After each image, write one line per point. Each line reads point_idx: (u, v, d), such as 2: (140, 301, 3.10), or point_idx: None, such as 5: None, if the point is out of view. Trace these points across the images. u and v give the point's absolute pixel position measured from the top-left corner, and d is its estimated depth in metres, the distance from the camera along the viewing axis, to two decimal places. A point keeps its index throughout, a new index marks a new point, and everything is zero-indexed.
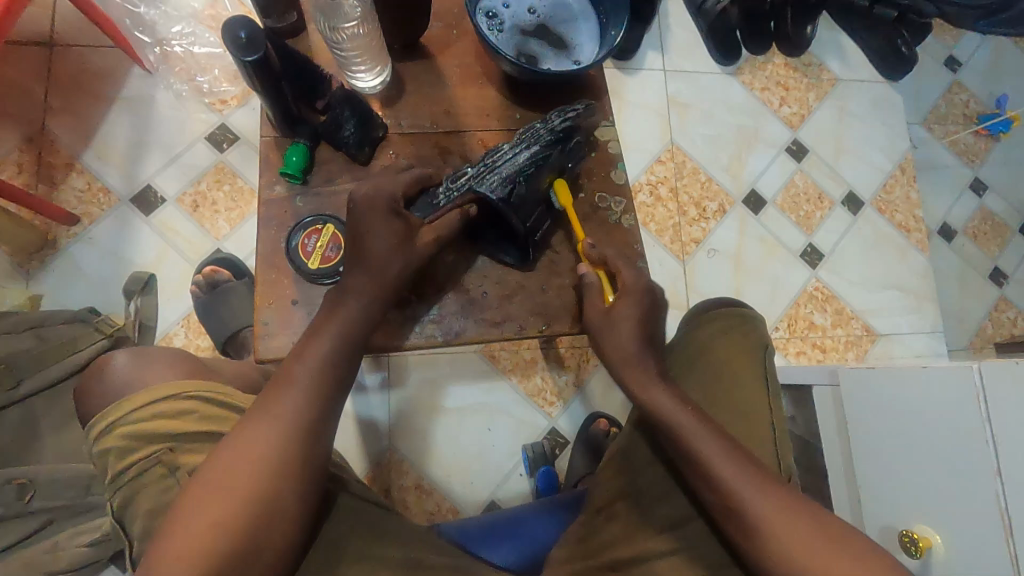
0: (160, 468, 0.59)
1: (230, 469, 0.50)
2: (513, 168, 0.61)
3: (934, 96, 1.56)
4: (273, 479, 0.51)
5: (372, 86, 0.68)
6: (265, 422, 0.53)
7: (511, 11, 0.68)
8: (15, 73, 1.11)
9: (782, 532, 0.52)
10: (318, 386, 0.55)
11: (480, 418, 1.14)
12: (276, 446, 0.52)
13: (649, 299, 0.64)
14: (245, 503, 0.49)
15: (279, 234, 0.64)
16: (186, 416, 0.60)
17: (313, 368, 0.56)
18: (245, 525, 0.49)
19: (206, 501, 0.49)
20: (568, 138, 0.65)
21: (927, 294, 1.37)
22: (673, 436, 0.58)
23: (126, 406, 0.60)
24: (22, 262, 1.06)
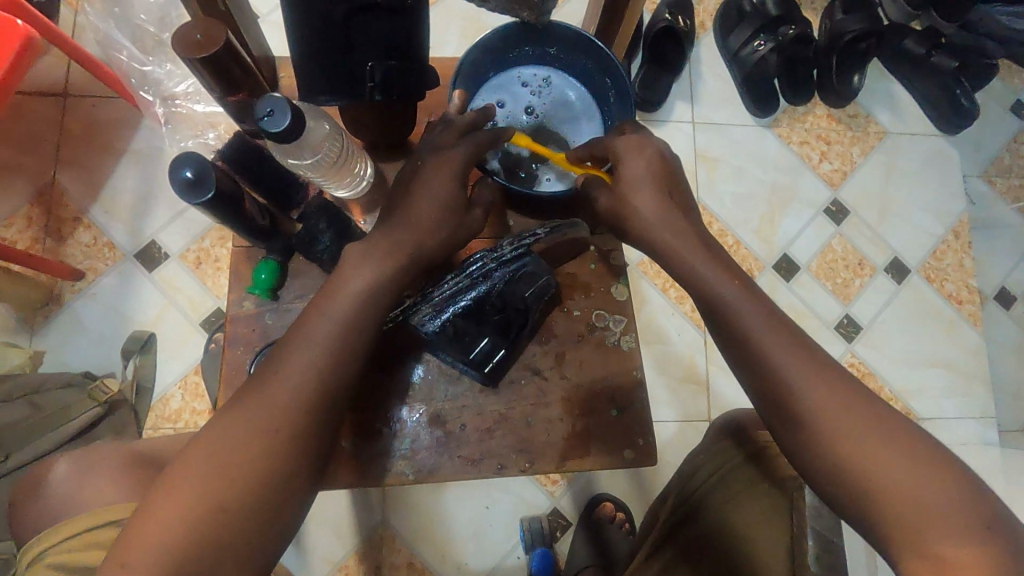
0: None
1: (214, 449, 0.47)
2: (455, 301, 0.57)
3: (996, 145, 1.42)
4: (259, 472, 0.47)
5: (345, 194, 0.62)
6: (260, 406, 0.49)
7: (506, 111, 0.66)
8: (27, 124, 1.11)
9: (869, 450, 0.49)
10: (320, 373, 0.51)
11: (476, 496, 1.09)
12: (268, 427, 0.48)
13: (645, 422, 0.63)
14: (235, 488, 0.46)
15: (244, 354, 0.60)
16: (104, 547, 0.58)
17: (322, 351, 0.51)
18: (229, 508, 0.46)
19: (179, 483, 0.46)
20: (521, 264, 0.58)
21: (977, 374, 1.25)
22: (777, 365, 0.53)
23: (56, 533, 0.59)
24: (26, 318, 1.06)
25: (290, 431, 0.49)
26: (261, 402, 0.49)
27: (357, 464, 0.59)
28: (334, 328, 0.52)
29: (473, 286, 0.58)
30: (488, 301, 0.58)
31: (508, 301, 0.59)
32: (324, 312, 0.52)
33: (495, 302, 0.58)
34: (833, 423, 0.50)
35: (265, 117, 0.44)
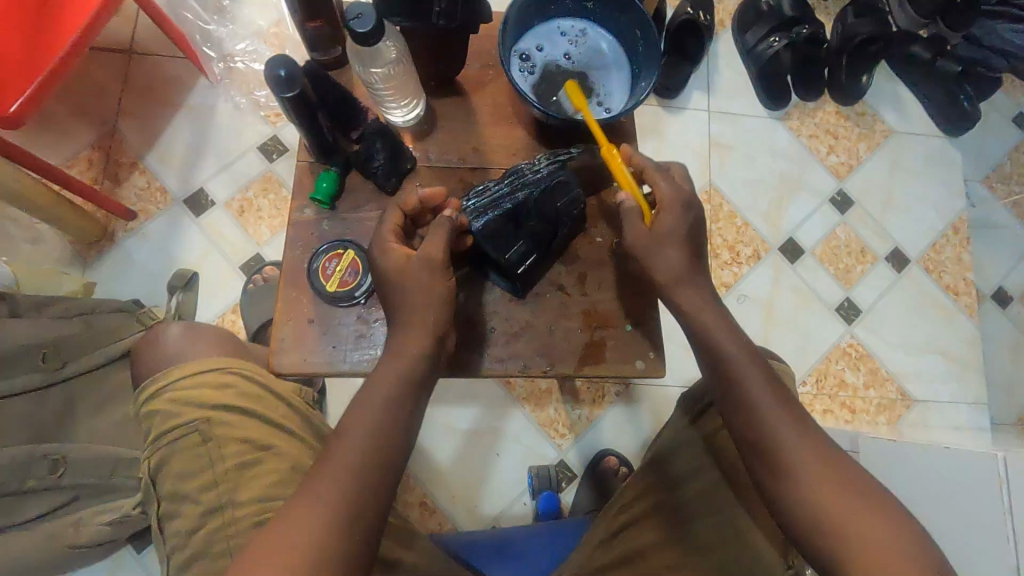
0: (194, 436, 0.66)
1: (313, 494, 0.54)
2: (495, 203, 0.64)
3: (996, 152, 1.48)
4: (352, 501, 0.54)
5: (404, 120, 0.71)
6: (348, 446, 0.56)
7: (544, 54, 0.71)
8: (94, 77, 1.21)
9: (827, 505, 0.57)
10: (393, 404, 0.58)
11: (489, 443, 1.15)
12: (357, 462, 0.56)
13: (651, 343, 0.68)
14: (325, 526, 0.53)
15: (302, 256, 0.67)
16: (223, 389, 0.67)
17: (394, 394, 0.58)
18: (323, 543, 0.52)
19: (283, 527, 0.53)
20: (556, 176, 0.65)
21: (973, 362, 1.30)
22: (755, 423, 0.61)
23: (175, 376, 0.68)
24: (82, 251, 1.14)
25: (373, 460, 0.56)
26: (349, 441, 0.57)
27: None
28: (405, 370, 0.59)
29: (512, 193, 0.64)
30: (525, 207, 0.64)
31: (544, 211, 0.65)
32: (397, 353, 0.60)
33: (531, 209, 0.64)
34: (807, 477, 0.58)
35: (354, 21, 0.56)
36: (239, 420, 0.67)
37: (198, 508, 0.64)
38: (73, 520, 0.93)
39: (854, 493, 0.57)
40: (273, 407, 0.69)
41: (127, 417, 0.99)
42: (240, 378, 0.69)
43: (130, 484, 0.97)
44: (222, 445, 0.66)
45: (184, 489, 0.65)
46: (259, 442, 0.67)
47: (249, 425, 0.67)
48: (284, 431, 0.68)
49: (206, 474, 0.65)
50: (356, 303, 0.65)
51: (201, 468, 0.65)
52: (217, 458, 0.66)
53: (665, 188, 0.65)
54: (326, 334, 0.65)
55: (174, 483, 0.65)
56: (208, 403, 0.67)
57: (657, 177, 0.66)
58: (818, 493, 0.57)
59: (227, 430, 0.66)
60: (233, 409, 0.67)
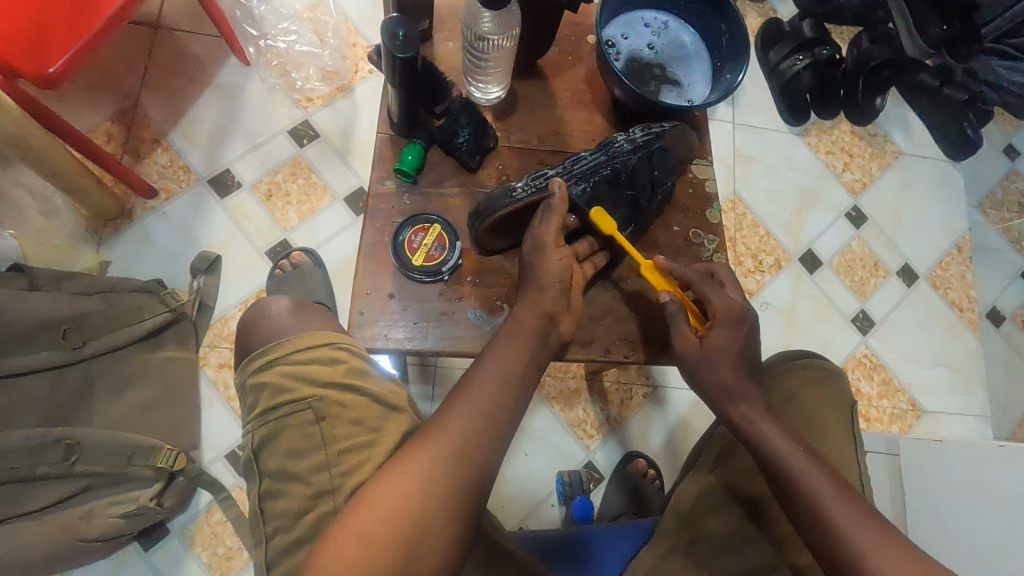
0: (305, 413, 0.59)
1: (384, 497, 0.51)
2: (593, 171, 0.65)
3: (991, 180, 1.53)
4: (429, 512, 0.51)
5: (489, 96, 0.71)
6: (427, 455, 0.53)
7: (629, 43, 0.72)
8: (120, 49, 1.16)
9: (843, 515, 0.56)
10: (493, 407, 0.56)
11: (517, 442, 1.12)
12: (433, 476, 0.52)
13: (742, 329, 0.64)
14: (395, 538, 0.49)
15: (384, 228, 0.66)
16: (336, 365, 0.60)
17: (485, 408, 0.56)
18: (399, 549, 0.49)
19: (367, 516, 0.50)
20: (651, 146, 0.66)
21: (975, 376, 1.35)
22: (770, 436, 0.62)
23: (284, 347, 0.61)
24: (97, 228, 1.08)
25: (452, 474, 0.52)
26: (428, 450, 0.53)
27: (479, 332, 0.64)
28: (504, 376, 0.57)
29: (609, 162, 0.66)
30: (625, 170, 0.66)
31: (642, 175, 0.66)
32: (499, 358, 0.58)
33: (630, 176, 0.66)
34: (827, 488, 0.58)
35: None
36: (354, 398, 0.60)
37: (309, 491, 0.57)
38: (85, 511, 0.86)
39: (879, 530, 0.55)
40: (387, 388, 0.62)
41: (142, 403, 0.94)
42: (354, 355, 0.61)
43: (145, 475, 0.90)
44: (337, 424, 0.59)
45: (292, 469, 0.58)
46: (376, 423, 0.59)
47: (366, 405, 0.60)
48: (402, 411, 0.61)
49: (319, 455, 0.58)
50: (440, 278, 0.65)
51: (314, 448, 0.58)
52: (331, 439, 0.59)
53: (719, 303, 0.64)
54: (406, 306, 0.64)
55: (279, 462, 0.59)
56: (322, 381, 0.60)
57: (708, 292, 0.64)
58: (852, 526, 0.55)
59: (342, 409, 0.59)
60: (347, 387, 0.60)
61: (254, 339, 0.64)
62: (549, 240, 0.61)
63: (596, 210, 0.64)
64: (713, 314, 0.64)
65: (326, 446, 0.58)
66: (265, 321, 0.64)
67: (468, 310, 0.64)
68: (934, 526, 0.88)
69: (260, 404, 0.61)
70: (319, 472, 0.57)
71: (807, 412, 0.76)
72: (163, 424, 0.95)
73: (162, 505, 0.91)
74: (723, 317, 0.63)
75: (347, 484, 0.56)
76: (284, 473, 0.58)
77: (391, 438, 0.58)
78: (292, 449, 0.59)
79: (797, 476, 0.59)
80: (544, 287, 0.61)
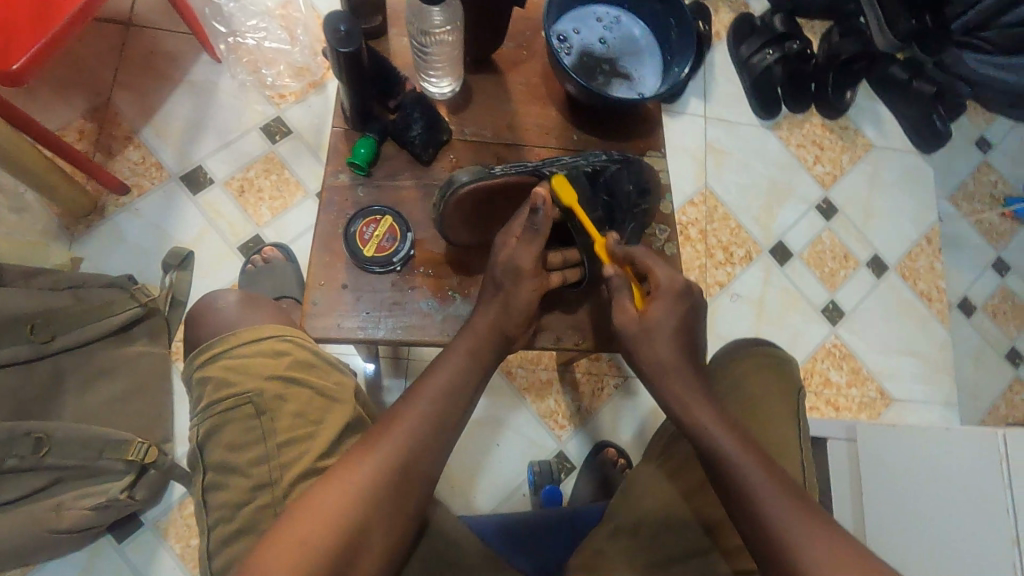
0: (247, 406, 0.61)
1: (325, 502, 0.51)
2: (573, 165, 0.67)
3: (963, 172, 1.54)
4: (366, 518, 0.52)
5: (443, 92, 0.73)
6: (368, 463, 0.54)
7: (581, 37, 0.73)
8: (91, 46, 1.17)
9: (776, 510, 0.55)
10: (433, 413, 0.58)
11: (488, 434, 1.13)
12: (372, 482, 0.53)
13: (693, 313, 0.68)
14: (334, 542, 0.49)
15: (338, 219, 0.68)
16: (281, 357, 0.63)
17: (429, 420, 0.58)
18: (335, 554, 0.49)
19: (306, 519, 0.50)
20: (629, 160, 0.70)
21: (943, 365, 1.37)
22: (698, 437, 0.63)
23: (229, 340, 0.63)
24: (69, 225, 1.09)
25: (392, 481, 0.54)
26: (371, 458, 0.54)
27: (430, 321, 0.68)
28: (442, 387, 0.60)
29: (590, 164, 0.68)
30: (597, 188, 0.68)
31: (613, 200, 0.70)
32: (442, 364, 0.62)
33: (607, 183, 0.69)
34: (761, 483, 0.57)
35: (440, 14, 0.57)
36: (297, 390, 0.63)
37: (248, 483, 0.60)
38: (56, 504, 0.87)
39: (819, 522, 0.55)
40: (331, 380, 0.66)
41: (115, 396, 0.95)
42: (299, 346, 0.64)
43: (116, 467, 0.91)
44: (279, 417, 0.62)
45: (231, 463, 0.60)
46: (318, 415, 0.63)
47: (308, 397, 0.63)
48: (345, 402, 0.65)
49: (259, 449, 0.61)
50: (392, 268, 0.68)
51: (254, 441, 0.61)
52: (272, 432, 0.61)
53: (662, 274, 0.67)
54: (357, 298, 0.67)
55: (221, 455, 0.61)
56: (267, 374, 0.62)
57: (653, 263, 0.67)
58: (788, 521, 0.54)
59: (286, 402, 0.62)
60: (290, 380, 0.63)
61: (207, 330, 0.67)
62: (526, 272, 0.64)
63: (558, 175, 0.65)
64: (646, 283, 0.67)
65: (267, 439, 0.61)
66: (223, 312, 0.67)
67: (419, 299, 0.68)
68: (888, 512, 0.90)
69: (203, 397, 0.63)
70: (259, 465, 0.60)
71: (756, 400, 0.79)
72: (134, 419, 0.96)
73: (133, 497, 0.92)
74: (668, 287, 0.66)
75: (287, 475, 0.60)
76: (224, 466, 0.60)
77: (332, 428, 0.62)
78: (235, 441, 0.61)
79: (744, 470, 0.59)
80: (508, 313, 0.65)
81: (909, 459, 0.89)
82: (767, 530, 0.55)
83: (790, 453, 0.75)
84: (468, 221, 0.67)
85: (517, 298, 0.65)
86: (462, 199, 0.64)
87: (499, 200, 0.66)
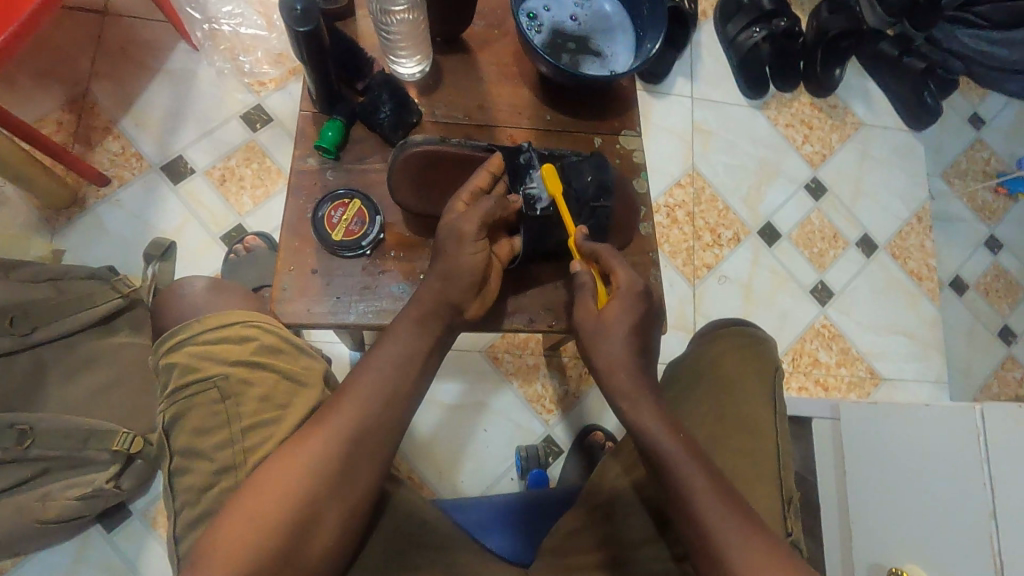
0: (212, 392, 0.62)
1: (274, 481, 0.53)
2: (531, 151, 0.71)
3: (955, 150, 1.52)
4: (321, 491, 0.53)
5: (411, 73, 0.73)
6: (317, 438, 0.55)
7: (551, 14, 0.73)
8: (67, 37, 1.15)
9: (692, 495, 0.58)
10: (384, 387, 0.58)
11: (475, 419, 1.13)
12: (319, 464, 0.54)
13: (643, 304, 0.65)
14: (284, 519, 0.51)
15: (308, 204, 0.70)
16: (247, 342, 0.64)
17: (379, 394, 0.57)
18: (285, 529, 0.51)
19: (255, 502, 0.51)
20: (589, 159, 0.71)
21: (934, 344, 1.37)
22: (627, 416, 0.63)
23: (195, 327, 0.64)
24: (50, 217, 1.08)
25: (342, 455, 0.55)
26: (320, 433, 0.55)
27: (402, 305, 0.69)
28: (393, 360, 0.59)
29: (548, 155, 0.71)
30: (572, 200, 0.69)
31: (600, 223, 0.72)
32: (396, 334, 0.61)
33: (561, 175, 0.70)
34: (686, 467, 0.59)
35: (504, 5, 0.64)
36: (262, 374, 0.63)
37: (214, 466, 0.60)
38: (42, 494, 0.88)
39: (742, 520, 0.57)
40: (298, 364, 0.66)
41: (100, 385, 0.95)
42: (265, 332, 0.65)
43: (100, 458, 0.91)
44: (244, 400, 0.62)
45: (198, 447, 0.61)
46: (285, 399, 0.63)
47: (274, 381, 0.64)
48: (313, 386, 0.65)
49: (223, 433, 0.61)
50: (361, 252, 0.69)
51: (218, 426, 0.61)
52: (237, 416, 0.62)
53: (623, 275, 0.65)
54: (328, 282, 0.68)
55: (188, 439, 0.61)
56: (231, 358, 0.63)
57: (616, 263, 0.66)
58: (704, 504, 0.58)
59: (249, 385, 0.63)
60: (255, 365, 0.63)
61: (177, 318, 0.67)
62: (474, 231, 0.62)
63: (548, 165, 0.68)
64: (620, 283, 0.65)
65: (232, 423, 0.61)
66: (194, 299, 0.68)
67: (391, 283, 0.69)
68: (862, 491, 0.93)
69: (170, 383, 0.63)
70: (222, 450, 0.61)
71: (725, 384, 0.79)
72: (118, 408, 0.95)
73: (119, 487, 0.93)
74: (627, 289, 0.65)
75: (251, 458, 0.60)
76: (190, 450, 0.61)
77: (297, 410, 0.63)
78: (201, 425, 0.61)
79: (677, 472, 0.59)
80: (452, 278, 0.62)
81: (889, 449, 0.89)
82: (700, 527, 0.57)
83: (765, 434, 0.75)
84: (419, 183, 0.67)
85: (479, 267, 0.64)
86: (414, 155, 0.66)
87: (452, 163, 0.67)
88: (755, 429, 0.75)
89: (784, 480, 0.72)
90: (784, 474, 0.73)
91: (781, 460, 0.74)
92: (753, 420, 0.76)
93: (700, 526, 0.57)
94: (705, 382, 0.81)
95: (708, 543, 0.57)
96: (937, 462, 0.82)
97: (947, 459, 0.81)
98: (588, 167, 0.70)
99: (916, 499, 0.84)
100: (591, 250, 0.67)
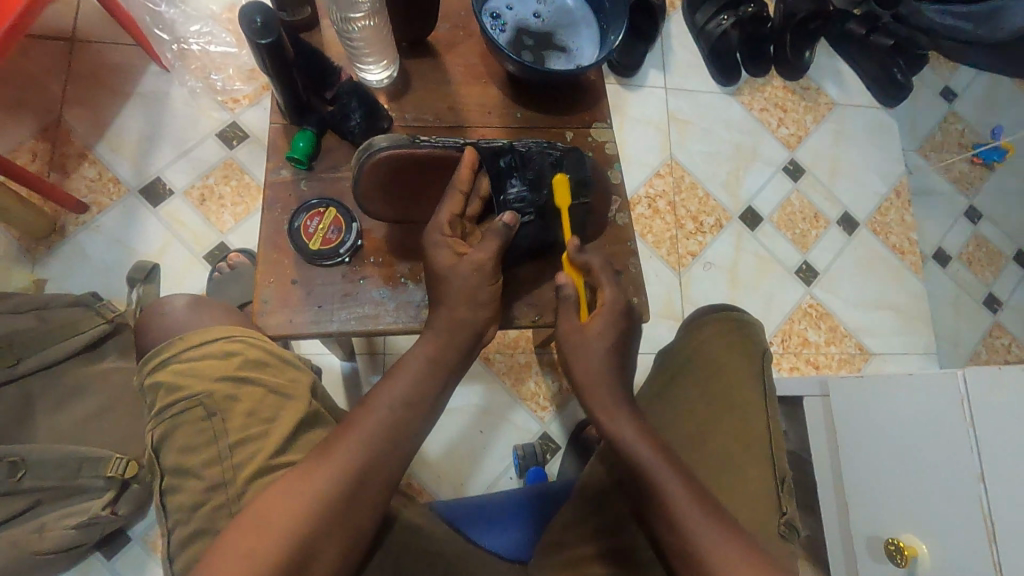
0: (196, 409, 0.62)
1: (276, 513, 0.52)
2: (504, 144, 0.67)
3: (928, 125, 1.53)
4: (325, 523, 0.53)
5: (379, 79, 0.74)
6: (324, 472, 0.55)
7: (514, 13, 0.73)
8: (35, 66, 1.15)
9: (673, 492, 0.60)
10: (396, 421, 0.58)
11: (470, 421, 1.13)
12: (328, 496, 0.54)
13: (625, 320, 0.68)
14: (287, 553, 0.51)
15: (283, 216, 0.70)
16: (231, 357, 0.64)
17: (389, 429, 0.58)
18: (286, 562, 0.51)
19: (260, 533, 0.51)
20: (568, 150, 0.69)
21: (921, 316, 1.38)
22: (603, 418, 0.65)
23: (177, 346, 0.64)
24: (29, 248, 1.08)
25: (349, 494, 0.55)
26: (325, 470, 0.55)
27: (384, 310, 0.69)
28: (406, 394, 0.60)
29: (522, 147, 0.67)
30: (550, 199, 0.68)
31: (575, 214, 0.72)
32: (408, 368, 0.61)
33: (533, 170, 0.67)
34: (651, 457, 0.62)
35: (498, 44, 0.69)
36: (248, 389, 0.64)
37: (202, 483, 0.60)
38: (38, 526, 0.87)
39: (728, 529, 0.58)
40: (284, 377, 0.66)
41: (89, 413, 0.94)
42: (250, 346, 0.65)
43: (95, 486, 0.90)
44: (230, 416, 0.63)
45: (186, 466, 0.61)
46: (272, 411, 0.64)
47: (260, 395, 0.64)
48: (301, 398, 0.66)
49: (213, 449, 0.61)
50: (340, 260, 0.69)
51: (205, 444, 0.61)
52: (224, 432, 0.62)
53: (608, 293, 0.68)
54: (309, 292, 0.69)
55: (176, 458, 0.61)
56: (215, 375, 0.63)
57: (603, 283, 0.69)
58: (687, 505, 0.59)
59: (235, 401, 0.63)
60: (239, 379, 0.64)
61: (157, 337, 0.67)
62: (485, 263, 0.64)
63: (560, 178, 0.67)
64: (606, 303, 0.68)
65: (219, 439, 0.62)
66: (174, 317, 0.68)
67: (372, 289, 0.69)
68: (857, 468, 0.93)
69: (154, 403, 0.63)
70: (211, 466, 0.61)
71: (714, 370, 0.80)
72: (110, 434, 0.94)
73: (116, 513, 0.92)
74: (611, 307, 0.68)
75: (242, 472, 0.60)
76: (179, 469, 0.61)
77: (285, 423, 0.63)
78: (189, 444, 0.61)
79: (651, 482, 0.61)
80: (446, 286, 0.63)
81: (881, 422, 0.89)
82: (681, 531, 0.58)
83: (756, 419, 0.76)
84: (391, 190, 0.66)
85: (462, 277, 0.64)
86: (381, 164, 0.62)
87: (425, 168, 0.65)
88: (750, 416, 0.76)
89: (777, 461, 0.73)
90: (777, 457, 0.73)
91: (775, 446, 0.74)
92: (744, 404, 0.77)
93: (676, 527, 0.58)
94: (689, 371, 0.81)
95: (690, 547, 0.57)
96: (931, 427, 0.82)
97: (937, 424, 0.82)
98: (564, 164, 0.68)
99: (912, 472, 0.84)
100: (586, 263, 0.70)
